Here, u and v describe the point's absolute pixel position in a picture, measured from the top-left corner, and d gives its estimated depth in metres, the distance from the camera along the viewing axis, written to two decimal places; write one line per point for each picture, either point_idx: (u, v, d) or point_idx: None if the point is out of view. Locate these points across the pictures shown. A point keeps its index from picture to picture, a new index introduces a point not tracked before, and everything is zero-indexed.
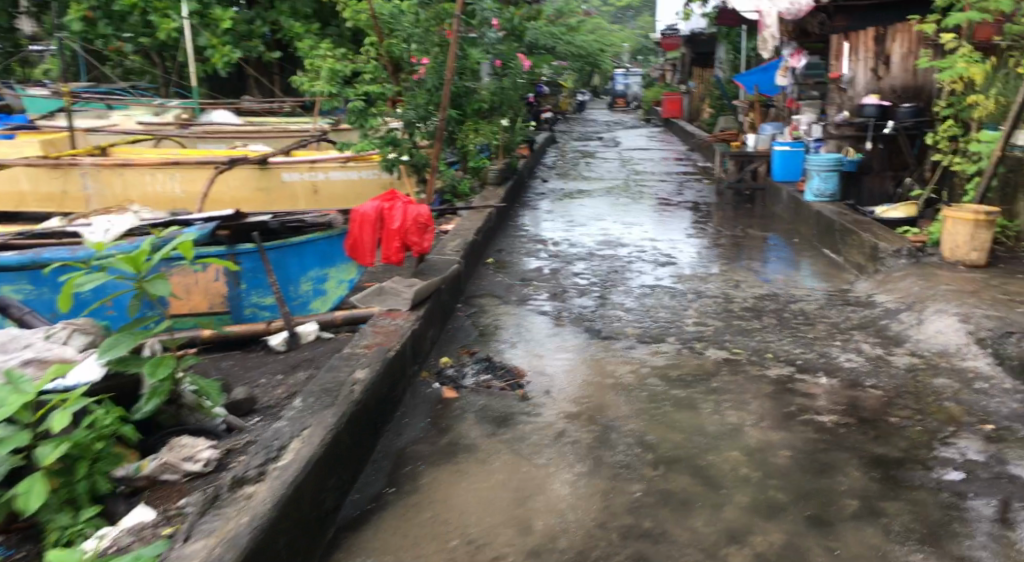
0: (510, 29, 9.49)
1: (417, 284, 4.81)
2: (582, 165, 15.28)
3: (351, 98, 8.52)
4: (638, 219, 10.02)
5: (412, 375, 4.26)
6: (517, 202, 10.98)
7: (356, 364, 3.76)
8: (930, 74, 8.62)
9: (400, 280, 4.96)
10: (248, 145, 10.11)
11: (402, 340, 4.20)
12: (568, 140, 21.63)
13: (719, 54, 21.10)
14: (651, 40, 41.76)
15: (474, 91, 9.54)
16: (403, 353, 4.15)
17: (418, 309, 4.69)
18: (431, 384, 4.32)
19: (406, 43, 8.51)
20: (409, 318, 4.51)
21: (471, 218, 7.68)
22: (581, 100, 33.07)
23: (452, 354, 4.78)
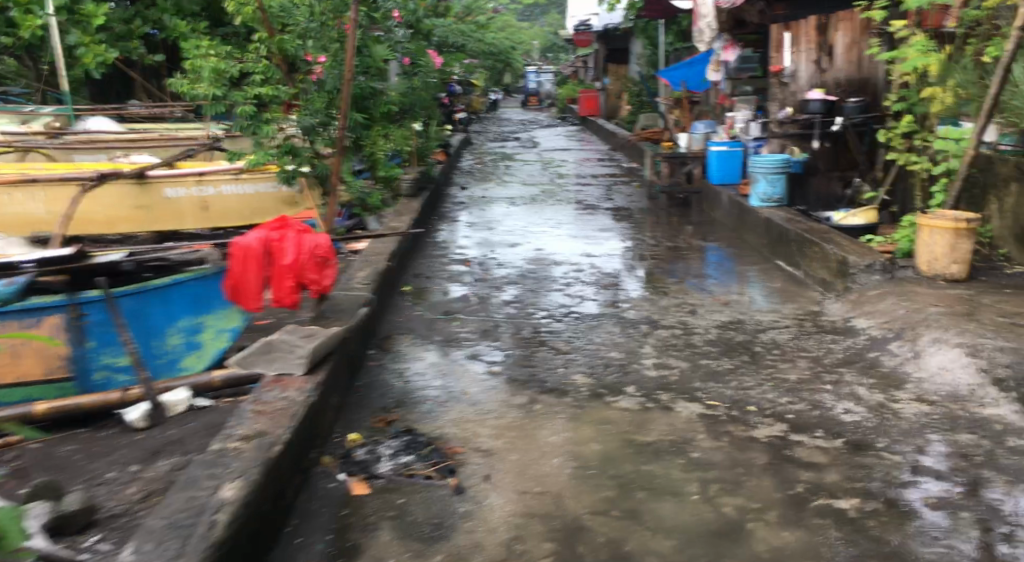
0: (413, 23, 8.45)
1: (316, 336, 3.73)
2: (501, 170, 14.39)
3: (238, 103, 7.40)
4: (570, 229, 9.14)
5: (307, 467, 3.21)
6: (433, 214, 9.98)
7: (221, 473, 2.72)
8: (876, 66, 7.81)
9: (291, 331, 3.83)
10: (126, 157, 8.86)
11: (293, 423, 3.12)
12: (483, 141, 20.66)
13: (634, 50, 20.51)
14: (560, 39, 41.31)
15: (381, 92, 8.57)
16: (294, 442, 3.08)
17: (317, 372, 3.61)
18: (335, 475, 3.27)
19: (301, 39, 7.43)
20: (303, 386, 3.46)
21: (381, 242, 6.64)
22: (493, 98, 32.15)
23: (362, 426, 3.76)
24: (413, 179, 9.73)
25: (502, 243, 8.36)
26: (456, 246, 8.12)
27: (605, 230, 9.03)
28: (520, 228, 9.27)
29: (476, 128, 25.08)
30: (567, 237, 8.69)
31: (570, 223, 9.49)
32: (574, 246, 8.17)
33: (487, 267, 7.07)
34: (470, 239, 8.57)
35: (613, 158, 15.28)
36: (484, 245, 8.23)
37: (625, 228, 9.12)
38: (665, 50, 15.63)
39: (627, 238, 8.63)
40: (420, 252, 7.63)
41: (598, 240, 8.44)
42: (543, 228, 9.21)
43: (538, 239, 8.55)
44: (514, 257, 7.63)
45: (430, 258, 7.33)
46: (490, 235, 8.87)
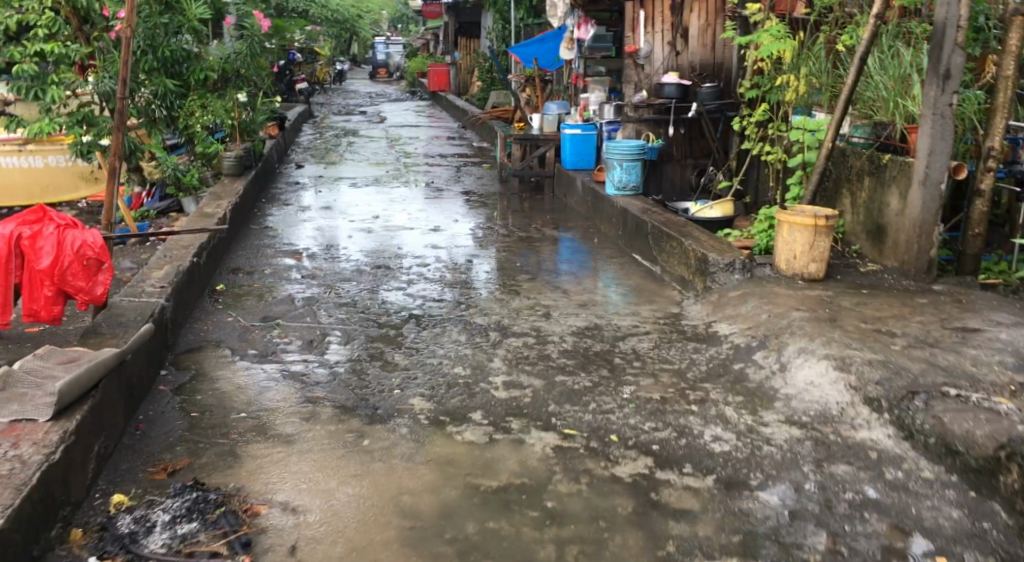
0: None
1: (68, 374, 3.08)
2: (345, 146, 13.57)
3: (18, 60, 6.90)
4: (412, 215, 8.57)
5: (41, 550, 2.65)
6: (263, 197, 9.16)
7: None
8: (729, 49, 7.67)
9: (42, 359, 3.27)
10: None
11: (16, 500, 2.55)
12: (329, 115, 19.65)
13: (485, 24, 19.93)
14: (411, 9, 40.24)
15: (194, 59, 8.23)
16: (17, 525, 2.52)
17: (67, 418, 2.99)
18: (84, 558, 2.70)
19: None
20: (44, 438, 2.84)
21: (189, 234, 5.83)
22: (341, 68, 30.87)
23: (136, 483, 3.13)
24: (242, 155, 8.86)
25: (338, 231, 7.66)
26: (285, 235, 7.38)
27: (451, 217, 8.51)
28: (358, 214, 8.61)
29: (323, 101, 23.95)
30: (410, 225, 8.09)
31: (414, 209, 8.90)
32: (416, 235, 7.59)
33: (319, 261, 6.38)
34: (303, 227, 7.84)
35: (464, 137, 14.68)
36: (317, 233, 7.52)
37: (473, 215, 8.62)
38: (516, 26, 15.07)
39: (474, 225, 8.14)
40: (240, 240, 6.86)
41: (443, 229, 7.91)
42: (385, 214, 8.59)
43: (378, 227, 7.92)
44: (348, 247, 6.98)
45: (250, 249, 6.59)
46: (325, 222, 8.15)
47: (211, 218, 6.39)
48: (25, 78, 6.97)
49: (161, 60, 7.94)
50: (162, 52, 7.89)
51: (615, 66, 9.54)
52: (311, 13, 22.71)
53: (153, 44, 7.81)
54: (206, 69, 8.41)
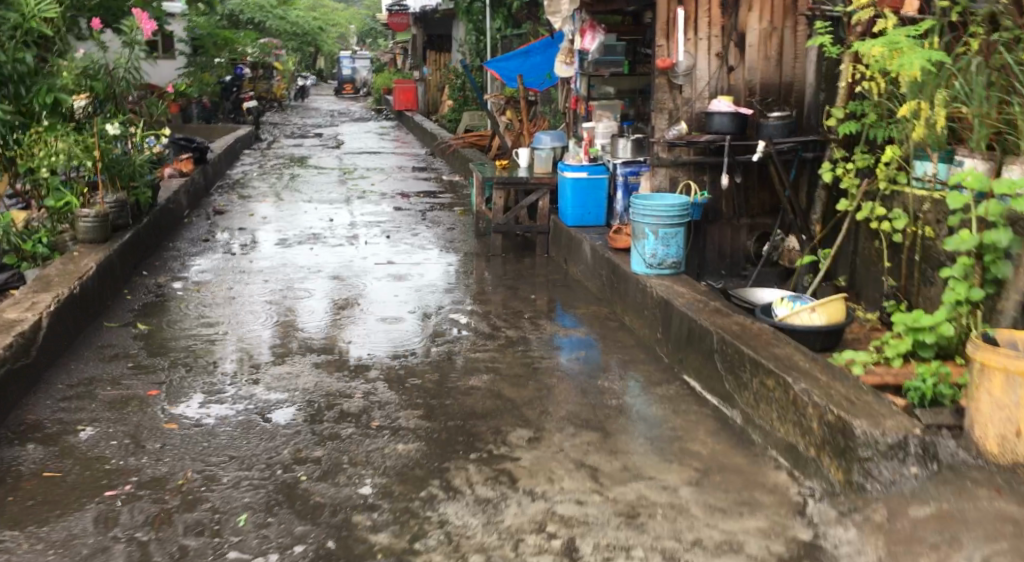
0: None
1: None
2: (283, 181, 11.14)
3: None
4: (344, 296, 6.23)
5: None
6: (144, 265, 6.81)
7: None
8: (809, 64, 5.28)
9: None
10: None
11: None
12: (278, 138, 17.17)
13: (457, 35, 17.53)
14: (378, 22, 37.77)
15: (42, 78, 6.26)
16: None
17: None
18: None
19: None
20: None
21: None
22: (303, 84, 28.32)
23: None
24: (114, 203, 6.75)
25: (232, 332, 5.34)
26: (150, 342, 5.07)
27: (396, 298, 6.14)
28: (271, 292, 6.29)
29: (276, 120, 21.38)
30: (336, 316, 5.72)
31: (352, 282, 6.56)
32: (342, 338, 5.21)
33: (178, 408, 3.99)
34: (181, 322, 5.53)
35: (432, 167, 12.20)
36: (195, 337, 5.20)
37: (429, 293, 6.24)
38: (492, 37, 12.61)
39: (427, 312, 5.77)
40: (61, 360, 4.61)
41: (383, 324, 5.54)
42: (310, 295, 6.23)
43: (289, 323, 5.56)
44: (235, 367, 4.63)
45: (74, 380, 4.35)
46: (218, 310, 5.83)
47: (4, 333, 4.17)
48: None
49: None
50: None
51: (627, 85, 7.14)
52: (266, 25, 20.23)
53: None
54: (64, 91, 6.31)
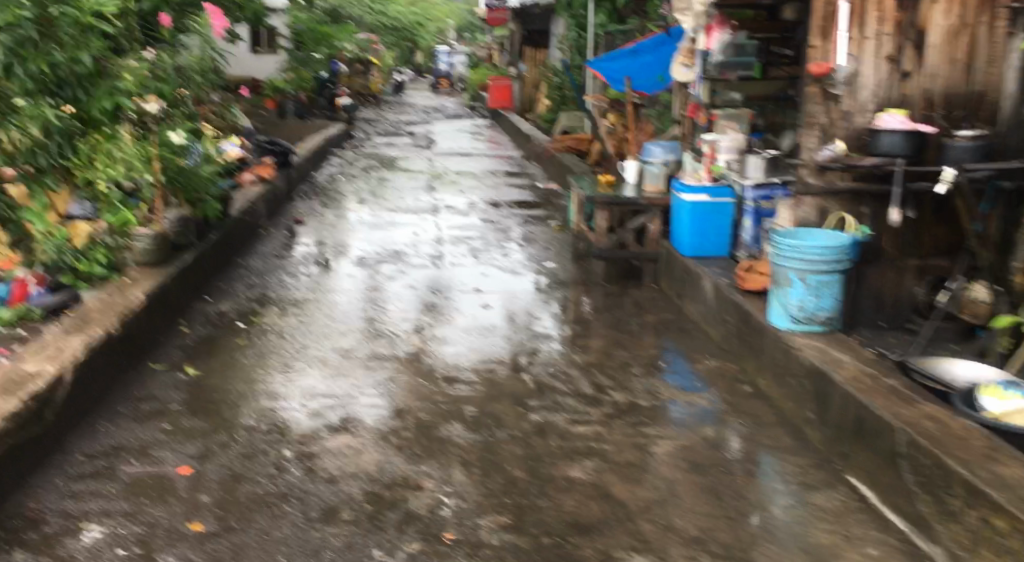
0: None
1: None
2: (368, 183, 10.46)
3: None
4: (422, 328, 5.42)
5: None
6: (207, 288, 6.16)
7: None
8: (1010, 71, 4.19)
9: None
10: None
11: None
12: (368, 136, 16.58)
13: (558, 30, 16.61)
14: (476, 17, 37.13)
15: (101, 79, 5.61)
16: None
17: None
18: None
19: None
20: None
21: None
22: (398, 80, 27.83)
23: None
24: (176, 220, 6.08)
25: (289, 375, 4.63)
26: (195, 395, 4.37)
27: (481, 332, 5.30)
28: (342, 321, 5.57)
29: (369, 116, 20.86)
30: (409, 355, 4.93)
31: (432, 310, 5.77)
32: (413, 388, 4.39)
33: (207, 501, 3.25)
34: (234, 359, 4.88)
35: (526, 173, 11.26)
36: (246, 384, 4.52)
37: (520, 325, 5.38)
38: (595, 33, 11.65)
39: (515, 351, 4.92)
40: (87, 421, 4.06)
41: (464, 366, 4.70)
42: (384, 326, 5.46)
43: (356, 364, 4.81)
44: (283, 430, 3.86)
45: (98, 448, 3.80)
46: (280, 344, 5.15)
47: (10, 394, 3.62)
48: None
49: (43, 79, 5.27)
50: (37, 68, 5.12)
51: (757, 91, 6.11)
52: (363, 20, 19.71)
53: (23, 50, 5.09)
54: (127, 94, 5.65)
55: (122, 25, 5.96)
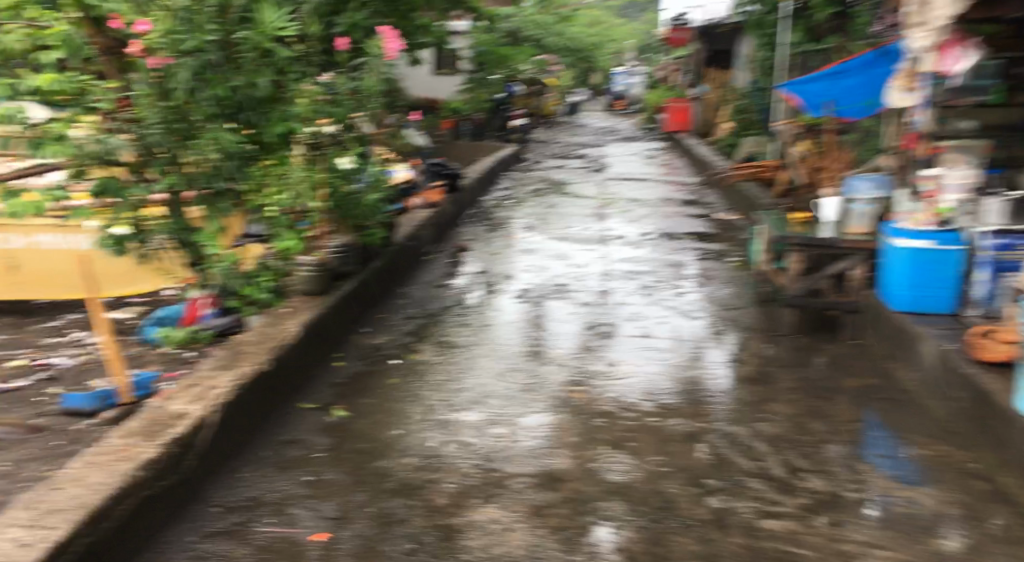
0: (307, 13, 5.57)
1: None
2: (538, 207, 10.13)
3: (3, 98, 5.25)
4: (587, 370, 4.95)
5: None
6: (367, 319, 5.95)
7: None
8: None
9: None
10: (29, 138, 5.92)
11: None
12: (541, 158, 16.34)
13: (745, 50, 15.79)
14: (655, 37, 36.49)
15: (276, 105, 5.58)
16: None
17: None
18: None
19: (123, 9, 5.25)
20: None
21: (79, 482, 3.20)
22: (573, 101, 27.60)
23: None
24: (340, 248, 5.98)
25: (440, 421, 4.28)
26: (341, 441, 4.09)
27: (652, 379, 4.77)
28: (500, 360, 5.19)
29: (542, 138, 20.68)
30: (572, 404, 4.46)
31: (599, 351, 5.29)
32: (576, 447, 3.92)
33: None
34: (385, 399, 4.59)
35: (703, 201, 10.60)
36: (395, 428, 4.21)
37: (695, 375, 4.81)
38: (787, 53, 10.86)
39: (691, 407, 4.36)
40: (231, 466, 3.87)
41: (632, 423, 4.18)
42: (547, 367, 5.03)
43: (514, 410, 4.41)
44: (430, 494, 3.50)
45: (237, 500, 3.59)
46: (433, 383, 4.83)
47: (152, 439, 3.51)
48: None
49: (223, 103, 5.41)
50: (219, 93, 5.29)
51: None
52: (542, 41, 19.56)
53: (206, 76, 5.27)
54: (301, 119, 5.61)
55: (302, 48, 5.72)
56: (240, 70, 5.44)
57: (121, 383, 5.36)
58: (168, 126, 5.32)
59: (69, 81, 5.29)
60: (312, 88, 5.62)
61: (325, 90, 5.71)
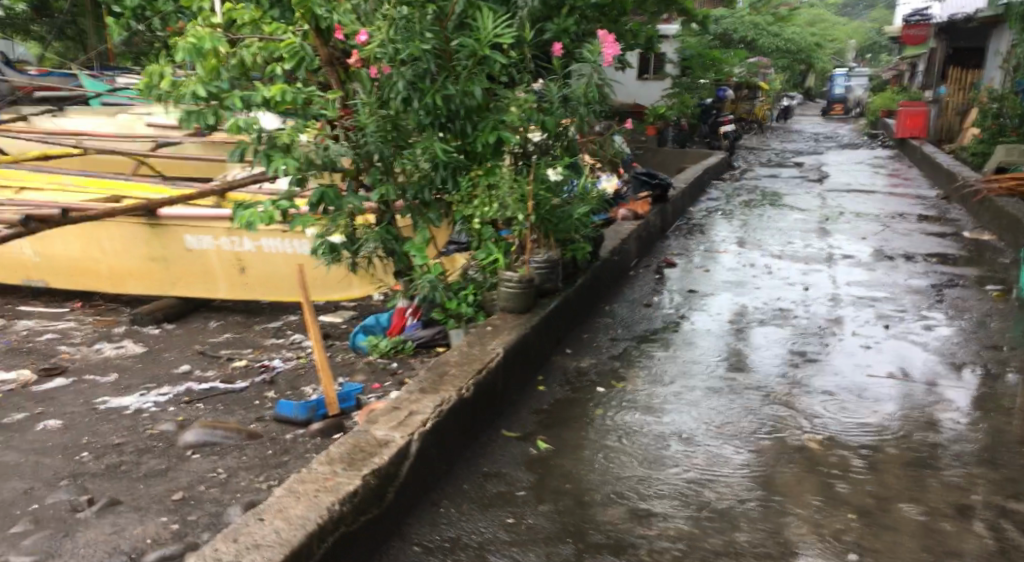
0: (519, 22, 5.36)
1: None
2: (754, 219, 9.49)
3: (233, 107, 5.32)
4: (816, 418, 4.40)
5: None
6: (571, 337, 5.64)
7: None
8: None
9: None
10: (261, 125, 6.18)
11: None
12: (755, 165, 15.52)
13: (998, 47, 14.27)
14: (879, 36, 34.24)
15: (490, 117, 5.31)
16: None
17: None
18: None
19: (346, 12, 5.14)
20: None
21: (282, 514, 3.06)
22: (788, 104, 26.27)
23: None
24: (545, 263, 5.57)
25: (651, 464, 3.92)
26: (543, 480, 3.80)
27: (895, 439, 4.17)
28: (716, 391, 4.75)
29: (755, 143, 19.73)
30: (802, 455, 3.99)
31: (828, 391, 4.75)
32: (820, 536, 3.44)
33: None
34: (591, 430, 4.26)
35: (945, 217, 9.57)
36: (602, 468, 3.89)
37: (950, 439, 4.17)
38: None
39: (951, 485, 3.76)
40: (430, 496, 3.66)
41: (878, 500, 3.64)
42: (768, 406, 4.55)
43: (732, 457, 3.99)
44: None
45: (435, 541, 3.39)
46: (642, 416, 4.44)
47: (354, 469, 3.32)
48: (186, 102, 5.39)
49: (433, 112, 5.19)
50: (432, 99, 5.08)
51: None
52: (760, 43, 18.62)
53: (420, 85, 5.06)
54: (510, 127, 5.33)
55: (517, 56, 5.49)
56: (453, 78, 5.19)
57: (331, 392, 5.17)
58: (380, 134, 5.18)
59: (294, 92, 5.21)
60: (523, 95, 5.35)
61: (536, 97, 5.45)
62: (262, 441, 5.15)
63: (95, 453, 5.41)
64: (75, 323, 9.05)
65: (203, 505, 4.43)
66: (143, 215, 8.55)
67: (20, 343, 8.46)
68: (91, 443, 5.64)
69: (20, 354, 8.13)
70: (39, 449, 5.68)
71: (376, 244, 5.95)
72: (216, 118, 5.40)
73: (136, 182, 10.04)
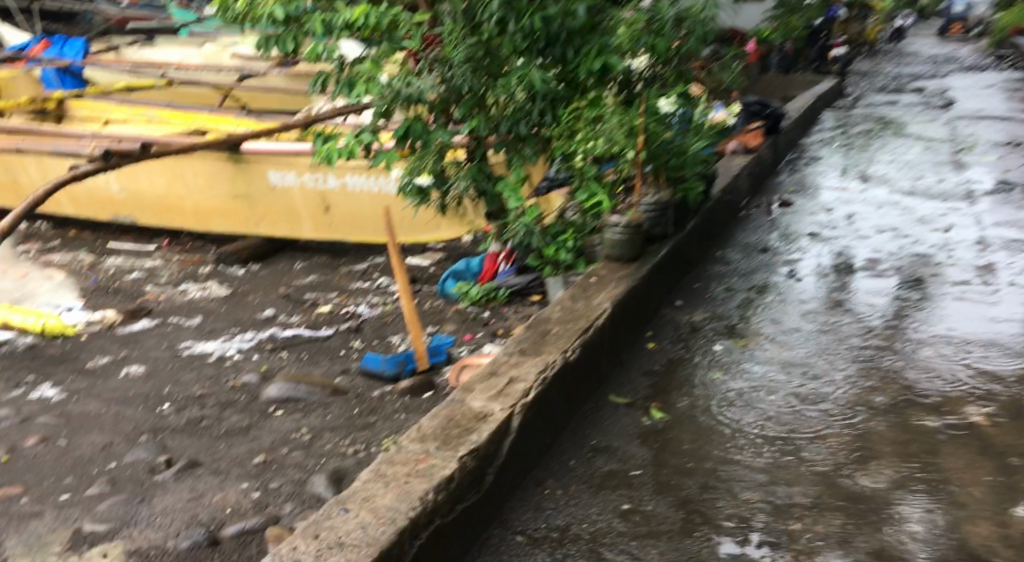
0: None
1: None
2: (877, 151, 8.70)
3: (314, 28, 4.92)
4: (975, 384, 3.83)
5: None
6: (683, 286, 5.14)
7: None
8: None
9: None
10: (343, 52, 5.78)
11: None
12: (868, 91, 14.47)
13: None
14: None
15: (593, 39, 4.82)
16: None
17: None
18: None
19: None
20: None
21: (369, 505, 2.74)
22: (900, 24, 24.60)
23: None
24: (653, 206, 4.93)
25: (776, 437, 3.50)
26: (661, 458, 3.41)
27: None
28: (840, 344, 4.27)
29: (865, 67, 18.47)
30: (955, 433, 3.49)
31: (981, 346, 4.16)
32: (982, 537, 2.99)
33: None
34: (711, 395, 3.82)
35: None
36: (723, 443, 3.47)
37: None
38: None
39: None
40: (535, 476, 3.34)
41: None
42: (910, 362, 4.03)
43: (861, 422, 3.58)
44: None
45: (541, 532, 3.06)
46: (768, 378, 3.96)
47: (449, 449, 2.97)
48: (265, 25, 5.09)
49: (532, 36, 4.72)
50: (528, 24, 4.64)
51: None
52: None
53: (515, 6, 4.63)
54: (618, 53, 4.80)
55: None
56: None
57: (420, 347, 4.89)
58: (469, 62, 4.71)
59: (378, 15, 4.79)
60: (632, 16, 4.81)
61: (646, 16, 4.83)
62: (348, 397, 4.84)
63: (177, 405, 5.18)
64: (163, 262, 8.88)
65: (286, 470, 4.15)
66: (225, 151, 8.24)
67: (109, 282, 8.34)
68: (173, 393, 5.42)
69: (109, 294, 8.00)
70: (123, 398, 5.49)
71: (467, 184, 5.60)
72: (297, 44, 5.09)
73: (220, 116, 9.73)
